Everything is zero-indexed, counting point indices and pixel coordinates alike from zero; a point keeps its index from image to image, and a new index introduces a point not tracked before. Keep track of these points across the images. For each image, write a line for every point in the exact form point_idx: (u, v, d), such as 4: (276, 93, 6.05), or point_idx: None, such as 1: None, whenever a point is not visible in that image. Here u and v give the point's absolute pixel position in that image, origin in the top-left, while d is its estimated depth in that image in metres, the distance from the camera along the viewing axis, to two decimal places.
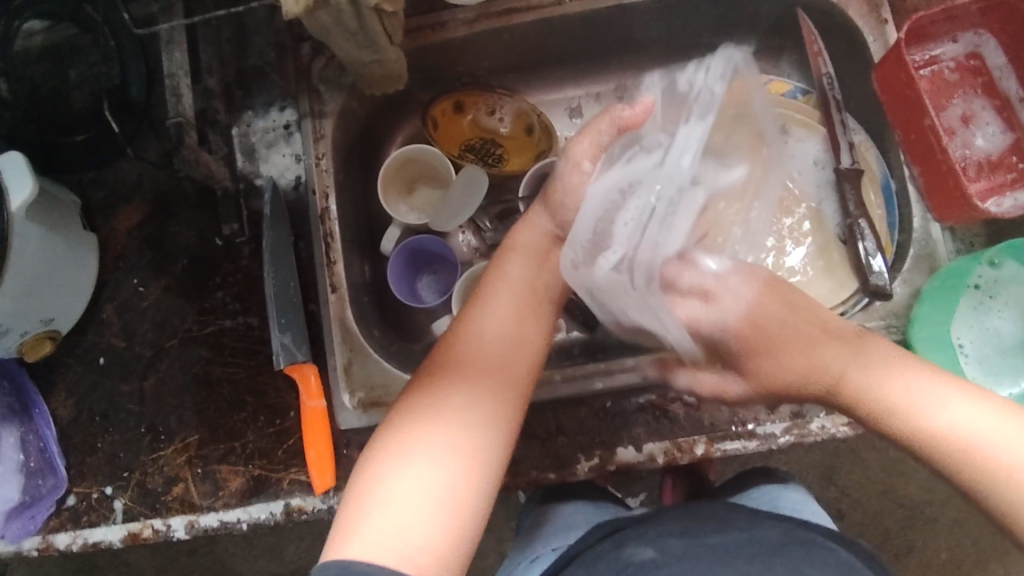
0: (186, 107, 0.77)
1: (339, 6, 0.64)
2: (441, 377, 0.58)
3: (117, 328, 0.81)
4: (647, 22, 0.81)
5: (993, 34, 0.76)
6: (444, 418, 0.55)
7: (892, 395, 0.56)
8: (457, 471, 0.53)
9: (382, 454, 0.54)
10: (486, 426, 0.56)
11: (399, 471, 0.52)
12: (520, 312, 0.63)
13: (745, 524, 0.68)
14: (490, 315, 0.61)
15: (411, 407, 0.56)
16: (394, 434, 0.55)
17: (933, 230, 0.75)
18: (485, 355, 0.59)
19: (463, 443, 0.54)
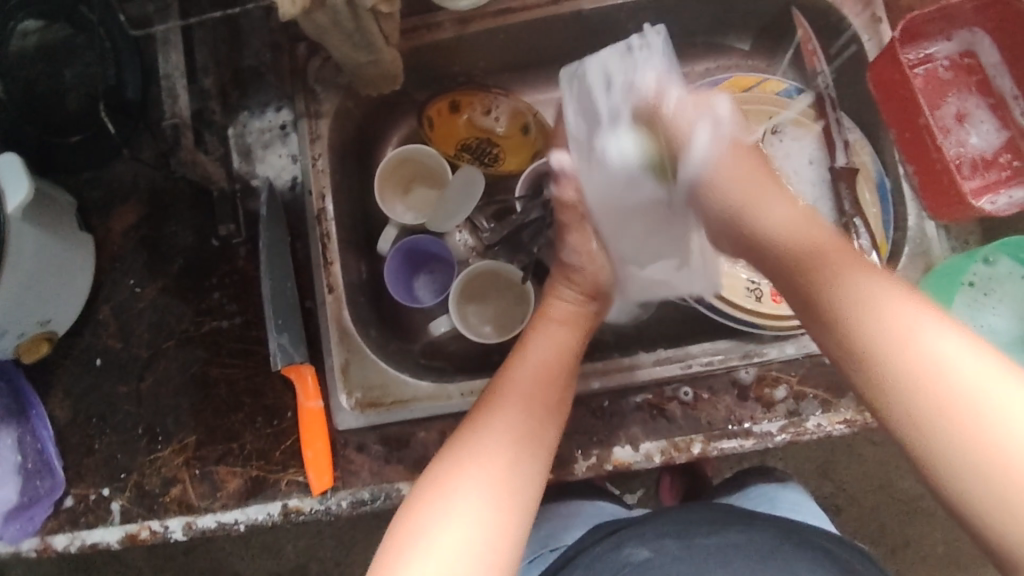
0: (181, 107, 0.80)
1: (335, 8, 0.64)
2: (490, 411, 0.61)
3: (114, 329, 0.81)
4: (642, 21, 0.82)
5: (987, 32, 0.76)
6: (492, 453, 0.57)
7: (882, 323, 0.50)
8: (506, 505, 0.54)
9: (437, 480, 0.55)
10: (528, 465, 0.57)
11: (450, 502, 0.53)
12: (557, 365, 0.66)
13: (742, 525, 0.68)
14: (532, 358, 0.66)
15: (464, 440, 0.58)
16: (444, 468, 0.56)
17: (927, 227, 0.76)
18: (531, 393, 0.62)
19: (510, 480, 0.55)
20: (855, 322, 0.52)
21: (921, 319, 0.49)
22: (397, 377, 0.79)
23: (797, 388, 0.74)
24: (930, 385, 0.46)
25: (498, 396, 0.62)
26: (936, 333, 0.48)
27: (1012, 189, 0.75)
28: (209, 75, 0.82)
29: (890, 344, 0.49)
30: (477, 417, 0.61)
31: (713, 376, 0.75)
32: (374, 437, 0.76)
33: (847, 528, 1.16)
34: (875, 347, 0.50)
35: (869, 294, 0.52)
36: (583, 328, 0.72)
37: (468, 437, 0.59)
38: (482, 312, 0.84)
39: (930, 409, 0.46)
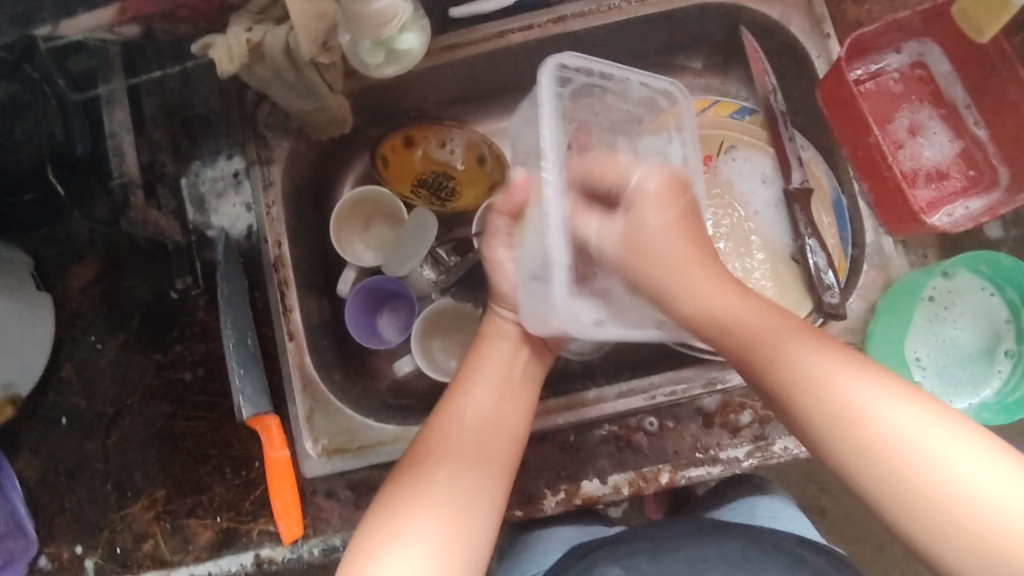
0: (129, 166, 0.78)
1: (274, 60, 0.66)
2: (427, 463, 0.60)
3: (78, 387, 0.81)
4: (591, 48, 0.81)
5: (937, 42, 0.76)
6: (437, 504, 0.57)
7: (832, 393, 0.51)
8: (452, 549, 0.55)
9: (391, 524, 0.56)
10: (473, 513, 0.58)
11: (396, 550, 0.54)
12: (503, 398, 0.66)
13: (712, 536, 0.68)
14: (477, 401, 0.65)
15: (409, 494, 0.58)
16: (391, 512, 0.56)
17: (885, 244, 0.74)
18: (471, 445, 0.62)
19: (456, 530, 0.56)
20: (798, 398, 0.52)
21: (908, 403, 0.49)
22: (365, 422, 0.78)
23: (762, 412, 0.73)
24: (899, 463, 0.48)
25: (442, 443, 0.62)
26: (888, 405, 0.49)
27: (970, 199, 0.75)
28: (158, 127, 0.80)
29: (836, 411, 0.50)
30: (424, 459, 0.61)
31: (677, 406, 0.74)
32: (343, 483, 0.75)
33: (832, 528, 1.15)
34: (832, 421, 0.50)
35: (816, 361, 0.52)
36: (533, 343, 0.71)
37: (416, 482, 0.59)
38: (448, 346, 0.84)
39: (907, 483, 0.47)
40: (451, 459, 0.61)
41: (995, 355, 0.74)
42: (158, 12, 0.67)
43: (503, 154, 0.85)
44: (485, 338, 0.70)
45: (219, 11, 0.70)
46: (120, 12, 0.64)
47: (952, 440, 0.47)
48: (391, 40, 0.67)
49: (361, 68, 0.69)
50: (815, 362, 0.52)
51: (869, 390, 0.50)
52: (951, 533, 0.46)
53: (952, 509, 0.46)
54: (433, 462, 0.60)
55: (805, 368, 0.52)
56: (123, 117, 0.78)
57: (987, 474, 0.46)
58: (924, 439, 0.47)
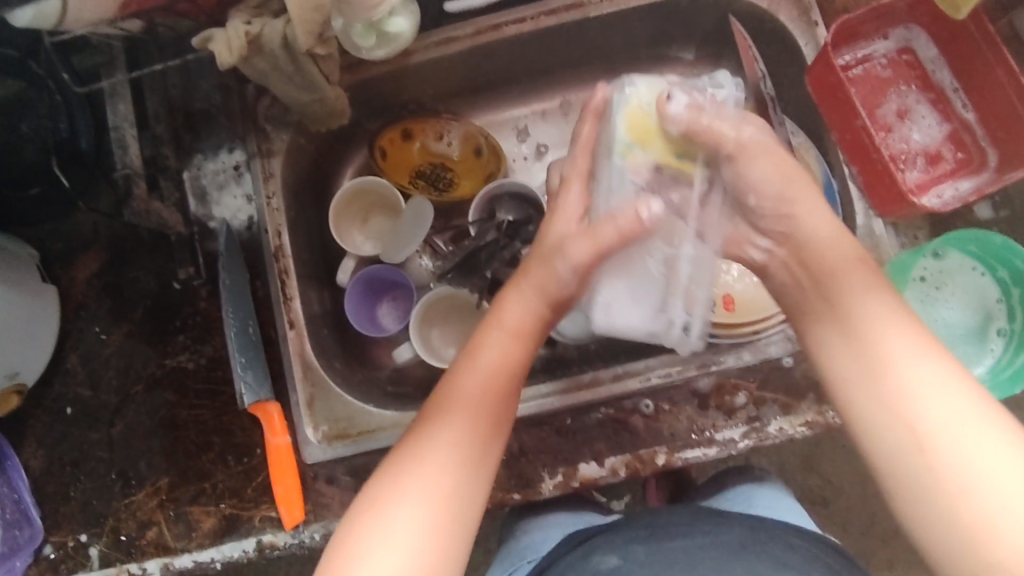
0: (132, 158, 0.81)
1: (272, 51, 0.67)
2: (447, 410, 0.56)
3: (83, 377, 0.82)
4: (584, 40, 0.83)
5: (923, 29, 0.77)
6: (446, 456, 0.54)
7: (885, 354, 0.52)
8: (446, 506, 0.52)
9: (392, 481, 0.53)
10: (473, 466, 0.55)
11: (392, 509, 0.51)
12: (524, 344, 0.61)
13: (710, 525, 0.67)
14: (492, 342, 0.60)
15: (413, 444, 0.55)
16: (396, 470, 0.53)
17: (876, 226, 0.75)
18: (483, 388, 0.58)
19: (453, 486, 0.53)
20: (857, 348, 0.54)
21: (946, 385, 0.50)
22: (365, 410, 0.79)
23: (757, 393, 0.74)
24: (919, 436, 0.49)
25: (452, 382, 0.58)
26: (941, 392, 0.49)
27: (959, 180, 0.76)
28: (161, 121, 0.83)
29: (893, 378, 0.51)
30: (442, 403, 0.57)
31: (673, 388, 0.75)
32: (343, 468, 0.76)
33: (834, 519, 1.15)
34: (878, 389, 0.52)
35: (887, 316, 0.53)
36: None
37: (428, 433, 0.55)
38: (446, 335, 0.85)
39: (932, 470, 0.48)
40: (469, 409, 0.56)
41: (989, 335, 0.75)
42: (157, 7, 0.69)
43: (499, 147, 0.88)
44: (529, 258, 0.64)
45: (218, 6, 0.72)
46: (122, 6, 0.66)
47: (989, 444, 0.47)
48: (381, 22, 0.71)
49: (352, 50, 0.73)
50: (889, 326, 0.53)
51: (924, 369, 0.50)
52: (946, 523, 0.48)
53: (958, 506, 0.47)
54: (452, 409, 0.56)
55: (875, 326, 0.54)
56: (125, 110, 0.81)
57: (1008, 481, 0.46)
58: (948, 413, 0.48)
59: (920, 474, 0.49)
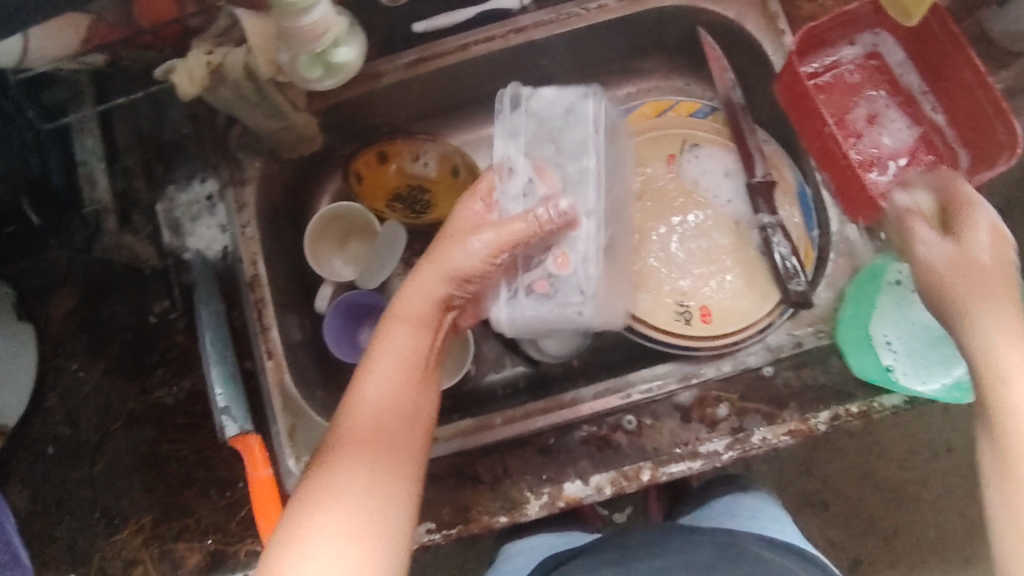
0: (102, 193, 0.82)
1: (235, 82, 0.67)
2: (342, 455, 0.55)
3: (62, 416, 0.82)
4: (555, 56, 0.83)
5: (890, 33, 0.77)
6: (352, 494, 0.53)
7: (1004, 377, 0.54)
8: (361, 539, 0.51)
9: (295, 526, 0.51)
10: (377, 504, 0.53)
11: (307, 549, 0.49)
12: (406, 386, 0.61)
13: (684, 546, 0.67)
14: (383, 371, 0.61)
15: (315, 484, 0.53)
16: (297, 520, 0.51)
17: (849, 232, 0.77)
18: (373, 429, 0.57)
19: (362, 515, 0.52)
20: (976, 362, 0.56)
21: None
22: None
23: (739, 404, 0.73)
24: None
25: (350, 423, 0.58)
26: None
27: None
28: (131, 154, 0.82)
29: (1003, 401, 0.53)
30: (336, 450, 0.56)
31: (655, 403, 0.75)
32: None
33: (836, 521, 1.12)
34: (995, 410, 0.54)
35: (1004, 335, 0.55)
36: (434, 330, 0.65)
37: (329, 476, 0.54)
38: None
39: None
40: (366, 448, 0.56)
41: None
42: (119, 40, 0.68)
43: (476, 165, 0.88)
44: (393, 321, 0.64)
45: (182, 37, 0.72)
46: (86, 41, 0.66)
47: None
48: (326, 53, 0.67)
49: (299, 81, 0.68)
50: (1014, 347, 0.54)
51: None
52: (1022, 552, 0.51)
53: None
54: (350, 453, 0.55)
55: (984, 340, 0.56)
56: (94, 146, 0.82)
57: None
58: None
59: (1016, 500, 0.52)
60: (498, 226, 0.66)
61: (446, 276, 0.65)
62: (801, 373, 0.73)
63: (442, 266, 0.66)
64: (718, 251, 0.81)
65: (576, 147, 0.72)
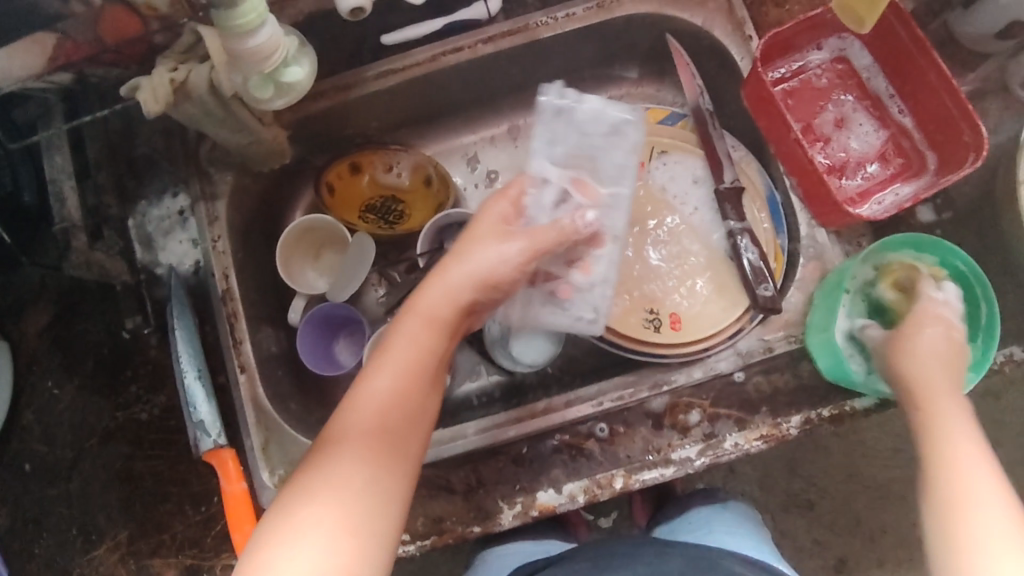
0: (71, 209, 0.82)
1: (201, 98, 0.67)
2: (339, 450, 0.54)
3: (38, 434, 0.81)
4: (525, 64, 0.83)
5: (856, 37, 0.77)
6: (345, 493, 0.52)
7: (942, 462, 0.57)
8: (351, 533, 0.50)
9: (286, 515, 0.51)
10: (369, 506, 0.52)
11: (294, 544, 0.49)
12: (415, 384, 0.59)
13: (652, 556, 0.67)
14: (392, 363, 0.59)
15: (310, 473, 0.53)
16: (288, 513, 0.51)
17: (818, 235, 0.77)
18: (377, 425, 0.56)
19: (352, 516, 0.51)
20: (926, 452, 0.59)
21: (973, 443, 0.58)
22: None
23: (710, 410, 0.74)
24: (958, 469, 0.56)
25: (350, 415, 0.56)
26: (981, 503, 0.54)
27: (900, 184, 0.76)
28: (103, 170, 0.82)
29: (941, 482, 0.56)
30: (334, 443, 0.55)
31: (627, 411, 0.75)
32: None
33: (820, 522, 1.12)
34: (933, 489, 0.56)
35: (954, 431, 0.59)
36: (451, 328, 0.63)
37: (324, 472, 0.53)
38: None
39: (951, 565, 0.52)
40: (365, 444, 0.55)
41: None
42: (84, 59, 0.68)
43: (449, 174, 0.87)
44: (408, 313, 0.62)
45: (148, 54, 0.72)
46: (50, 61, 0.66)
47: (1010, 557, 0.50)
48: (277, 72, 0.68)
49: (250, 101, 0.69)
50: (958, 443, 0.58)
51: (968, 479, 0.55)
52: None
53: None
54: (348, 449, 0.54)
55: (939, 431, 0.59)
56: (62, 162, 0.82)
57: None
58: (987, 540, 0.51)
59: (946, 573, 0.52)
60: (531, 234, 0.65)
61: (472, 280, 0.63)
62: (771, 378, 0.74)
63: (462, 262, 0.64)
64: (691, 258, 0.81)
65: (616, 171, 0.73)
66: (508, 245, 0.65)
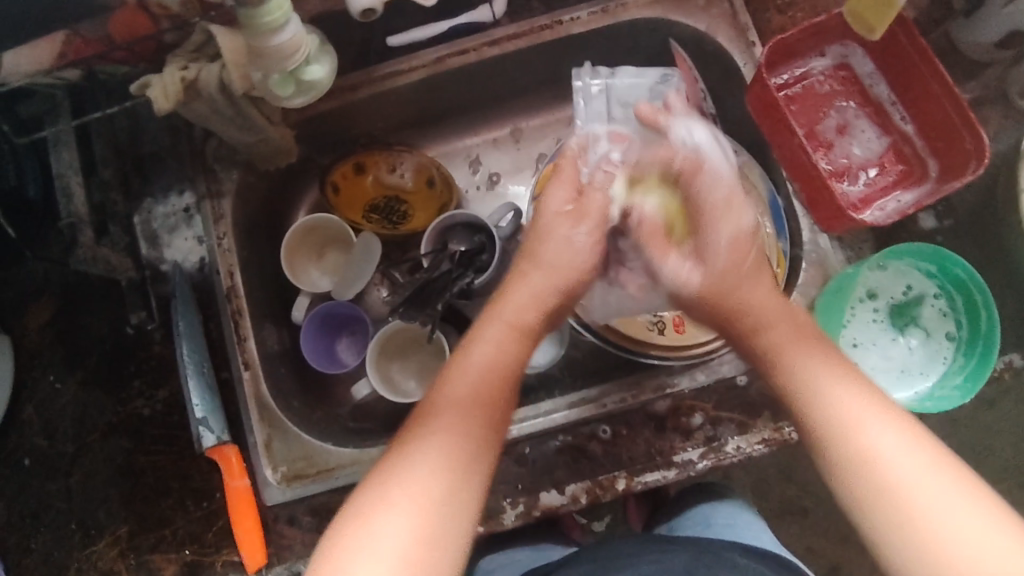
0: (77, 206, 0.81)
1: (210, 96, 0.68)
2: (425, 433, 0.56)
3: (39, 428, 0.82)
4: (529, 64, 0.84)
5: (859, 44, 0.78)
6: (428, 473, 0.53)
7: (838, 414, 0.56)
8: (428, 520, 0.51)
9: (366, 506, 0.52)
10: (452, 486, 0.53)
11: (378, 519, 0.51)
12: (494, 385, 0.61)
13: (654, 556, 0.68)
14: (474, 366, 0.61)
15: (393, 465, 0.54)
16: (374, 489, 0.53)
17: (821, 242, 0.77)
18: (461, 409, 0.58)
19: (436, 495, 0.52)
20: (806, 404, 0.59)
21: (859, 395, 0.57)
22: (323, 449, 0.78)
23: (712, 413, 0.74)
24: (855, 436, 0.55)
25: (431, 414, 0.57)
26: (894, 444, 0.54)
27: (902, 191, 0.77)
28: (108, 167, 0.82)
29: (838, 429, 0.56)
30: (419, 426, 0.57)
31: (630, 412, 0.75)
32: (304, 509, 0.76)
33: (815, 528, 1.13)
34: (836, 442, 0.55)
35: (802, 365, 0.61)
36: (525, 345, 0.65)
37: (410, 450, 0.55)
38: (406, 369, 0.86)
39: (894, 511, 0.52)
40: (449, 428, 0.57)
41: (937, 339, 0.78)
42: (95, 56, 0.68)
43: (452, 177, 0.88)
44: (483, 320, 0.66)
45: (157, 52, 0.72)
46: (59, 57, 0.66)
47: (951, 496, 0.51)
48: (298, 70, 0.68)
49: (270, 99, 0.70)
50: (824, 377, 0.59)
51: (873, 422, 0.55)
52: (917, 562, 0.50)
53: (918, 538, 0.50)
54: (432, 431, 0.56)
55: (799, 375, 0.60)
56: (70, 158, 0.81)
57: (964, 523, 0.50)
58: (923, 479, 0.52)
59: (888, 519, 0.52)
60: (593, 215, 0.73)
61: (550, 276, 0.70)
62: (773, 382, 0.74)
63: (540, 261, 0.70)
64: None
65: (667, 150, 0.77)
66: (552, 189, 0.73)
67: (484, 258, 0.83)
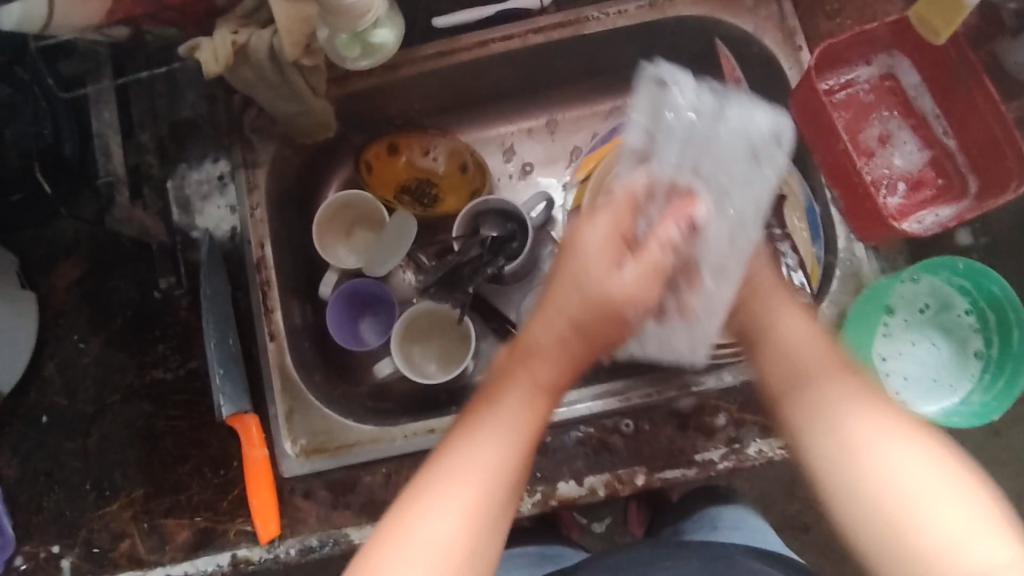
0: (115, 165, 0.83)
1: (259, 62, 0.68)
2: (485, 414, 0.55)
3: (60, 386, 0.81)
4: (571, 55, 0.84)
5: (906, 55, 0.78)
6: (482, 463, 0.52)
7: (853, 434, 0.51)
8: (474, 525, 0.50)
9: (425, 486, 0.52)
10: (498, 484, 0.52)
11: (429, 512, 0.50)
12: (561, 357, 0.56)
13: (669, 559, 0.67)
14: (548, 332, 0.57)
15: (441, 461, 0.53)
16: (426, 479, 0.52)
17: (856, 249, 0.77)
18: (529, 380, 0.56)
19: (483, 495, 0.51)
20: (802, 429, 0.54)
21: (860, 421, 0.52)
22: (344, 425, 0.78)
23: (736, 415, 0.74)
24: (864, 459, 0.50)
25: (488, 409, 0.55)
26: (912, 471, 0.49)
27: (940, 206, 0.77)
28: (146, 130, 0.83)
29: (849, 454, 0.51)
30: (487, 399, 0.56)
31: (654, 408, 0.75)
32: (321, 483, 0.75)
33: (815, 543, 1.12)
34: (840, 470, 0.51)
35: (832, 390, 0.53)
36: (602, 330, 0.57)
37: (475, 425, 0.54)
38: (427, 352, 0.86)
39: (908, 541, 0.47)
40: (508, 402, 0.55)
41: (965, 358, 0.79)
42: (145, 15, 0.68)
43: (486, 164, 0.88)
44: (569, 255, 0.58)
45: (206, 16, 0.72)
46: (111, 12, 0.66)
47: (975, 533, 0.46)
48: (365, 33, 0.69)
49: (334, 59, 0.70)
50: (840, 402, 0.53)
51: (887, 444, 0.50)
52: None
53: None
54: (491, 409, 0.55)
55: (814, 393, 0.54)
56: (109, 119, 0.83)
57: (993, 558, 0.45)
58: (936, 510, 0.47)
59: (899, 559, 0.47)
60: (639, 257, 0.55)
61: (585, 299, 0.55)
62: None
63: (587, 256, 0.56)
64: None
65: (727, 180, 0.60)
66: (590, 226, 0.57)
67: (514, 246, 0.83)
